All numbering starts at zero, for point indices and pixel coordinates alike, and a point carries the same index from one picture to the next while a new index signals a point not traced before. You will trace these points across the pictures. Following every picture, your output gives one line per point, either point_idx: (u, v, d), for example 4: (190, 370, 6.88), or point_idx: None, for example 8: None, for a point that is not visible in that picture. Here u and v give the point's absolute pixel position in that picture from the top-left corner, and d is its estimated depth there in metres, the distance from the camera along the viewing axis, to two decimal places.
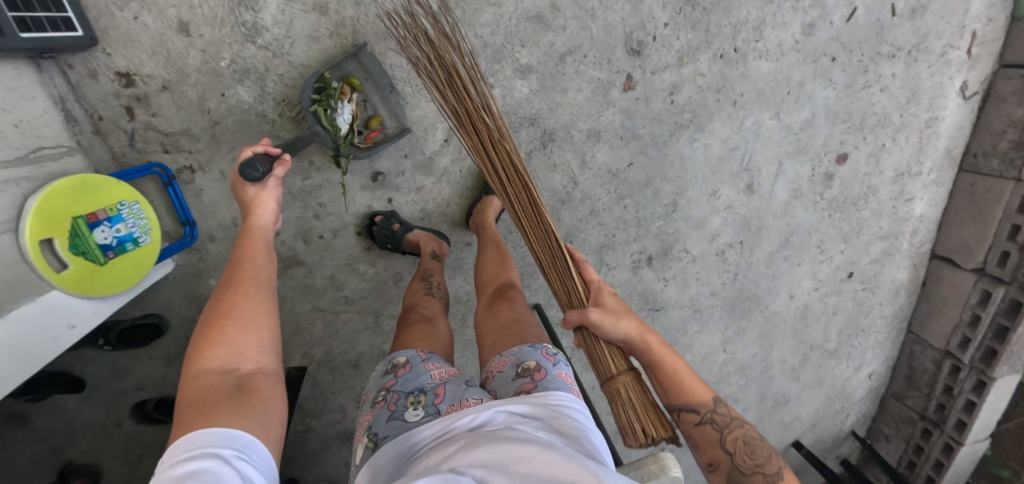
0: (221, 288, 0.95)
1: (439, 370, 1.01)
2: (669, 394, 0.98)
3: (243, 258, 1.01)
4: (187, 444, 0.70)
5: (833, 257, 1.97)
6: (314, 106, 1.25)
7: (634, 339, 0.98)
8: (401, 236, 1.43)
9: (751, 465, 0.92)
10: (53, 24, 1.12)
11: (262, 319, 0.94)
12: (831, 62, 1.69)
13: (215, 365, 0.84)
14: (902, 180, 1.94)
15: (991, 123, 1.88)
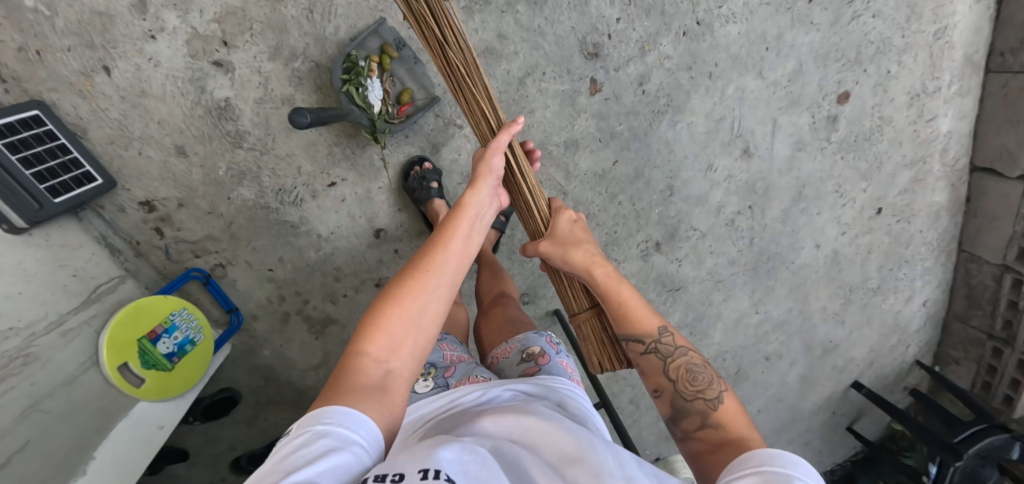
0: (410, 264, 0.79)
1: (452, 351, 1.08)
2: (618, 324, 1.00)
3: (447, 232, 0.83)
4: (319, 418, 0.61)
5: (855, 198, 1.91)
6: (346, 86, 1.29)
7: (585, 273, 1.02)
8: (432, 196, 1.45)
9: (693, 392, 0.91)
10: (77, 182, 1.31)
11: (435, 306, 0.77)
12: (808, 4, 1.57)
13: (373, 350, 0.71)
14: (918, 101, 1.82)
15: (1014, 15, 1.75)
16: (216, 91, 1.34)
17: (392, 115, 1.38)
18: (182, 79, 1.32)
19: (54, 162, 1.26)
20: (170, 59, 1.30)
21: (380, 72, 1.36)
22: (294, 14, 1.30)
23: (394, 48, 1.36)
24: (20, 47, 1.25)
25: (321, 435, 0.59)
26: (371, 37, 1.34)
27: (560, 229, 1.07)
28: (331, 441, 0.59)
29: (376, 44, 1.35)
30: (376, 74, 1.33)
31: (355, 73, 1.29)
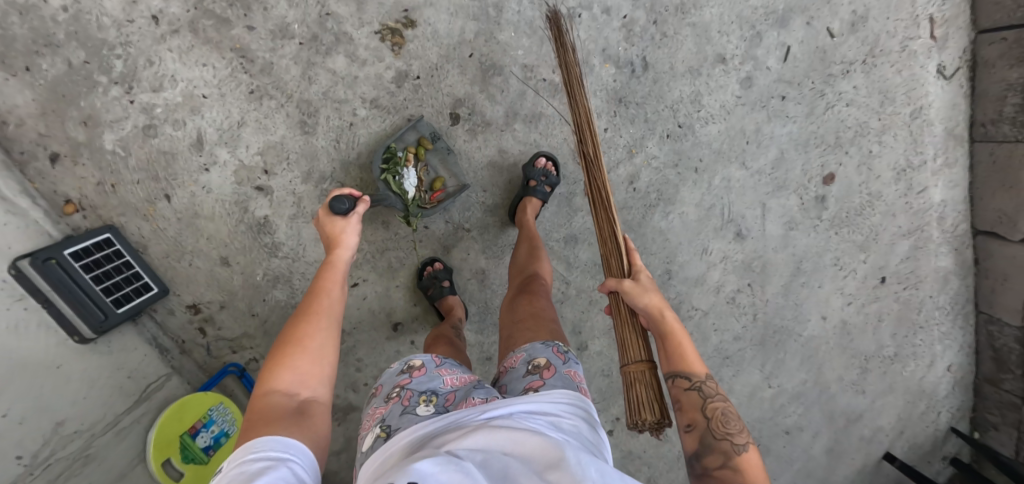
0: (301, 314, 1.11)
1: (452, 376, 1.08)
2: (667, 360, 1.05)
3: (320, 291, 1.17)
4: (252, 448, 0.86)
5: (856, 269, 1.96)
6: (384, 175, 1.42)
7: (652, 314, 1.08)
8: (445, 293, 1.56)
9: (723, 432, 0.96)
10: (137, 292, 1.50)
11: (327, 353, 1.09)
12: (782, 101, 1.70)
13: (283, 388, 0.99)
14: (906, 175, 1.90)
15: (988, 89, 1.86)
16: (257, 210, 1.53)
17: (424, 201, 1.51)
18: (229, 202, 1.52)
19: (119, 276, 1.48)
20: (219, 186, 1.51)
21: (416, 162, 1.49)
22: (324, 144, 1.50)
23: (429, 140, 1.49)
24: (99, 182, 1.50)
25: (259, 458, 0.83)
26: (409, 132, 1.47)
27: (644, 281, 1.13)
28: (267, 462, 0.83)
29: (413, 136, 1.49)
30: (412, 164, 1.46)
31: (393, 163, 1.42)
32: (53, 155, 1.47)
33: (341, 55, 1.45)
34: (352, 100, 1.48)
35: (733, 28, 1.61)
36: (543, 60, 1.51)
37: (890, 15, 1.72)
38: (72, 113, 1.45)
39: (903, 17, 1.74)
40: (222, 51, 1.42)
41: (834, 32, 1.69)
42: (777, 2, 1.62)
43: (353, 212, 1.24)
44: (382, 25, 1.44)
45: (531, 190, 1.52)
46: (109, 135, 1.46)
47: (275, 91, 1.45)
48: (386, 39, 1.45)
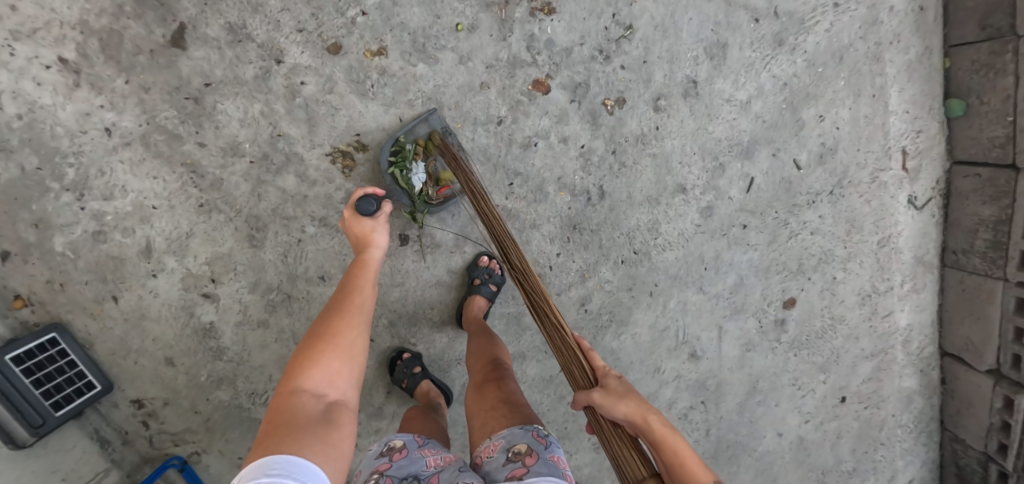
0: (331, 310, 1.08)
1: (433, 456, 1.11)
2: (672, 477, 0.91)
3: (353, 289, 1.13)
4: (266, 468, 0.79)
5: (815, 388, 1.93)
6: (391, 168, 1.38)
7: (634, 423, 0.95)
8: (418, 380, 1.50)
9: None
10: (79, 391, 1.51)
11: (358, 354, 1.06)
12: (743, 229, 1.68)
13: (311, 388, 0.96)
14: (870, 300, 1.87)
15: (960, 219, 1.79)
16: (202, 316, 1.53)
17: (432, 196, 1.44)
18: (175, 306, 1.52)
19: (61, 377, 1.48)
20: (166, 291, 1.51)
21: (427, 157, 1.43)
22: (271, 258, 1.50)
23: (440, 134, 1.41)
24: (49, 280, 1.50)
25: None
26: (420, 125, 1.41)
27: (613, 385, 1.02)
28: None
29: (425, 130, 1.42)
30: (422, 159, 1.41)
31: (400, 158, 1.38)
32: (3, 252, 1.48)
33: (291, 175, 1.44)
34: (301, 218, 1.47)
35: (695, 159, 1.58)
36: (496, 186, 1.50)
37: (859, 147, 1.68)
38: (24, 215, 1.45)
39: (874, 149, 1.69)
40: (173, 165, 1.42)
41: (800, 163, 1.66)
42: (741, 135, 1.59)
43: (381, 212, 1.23)
44: (334, 148, 1.44)
45: (476, 288, 1.52)
46: (59, 238, 1.47)
47: (223, 206, 1.45)
48: (336, 161, 1.44)
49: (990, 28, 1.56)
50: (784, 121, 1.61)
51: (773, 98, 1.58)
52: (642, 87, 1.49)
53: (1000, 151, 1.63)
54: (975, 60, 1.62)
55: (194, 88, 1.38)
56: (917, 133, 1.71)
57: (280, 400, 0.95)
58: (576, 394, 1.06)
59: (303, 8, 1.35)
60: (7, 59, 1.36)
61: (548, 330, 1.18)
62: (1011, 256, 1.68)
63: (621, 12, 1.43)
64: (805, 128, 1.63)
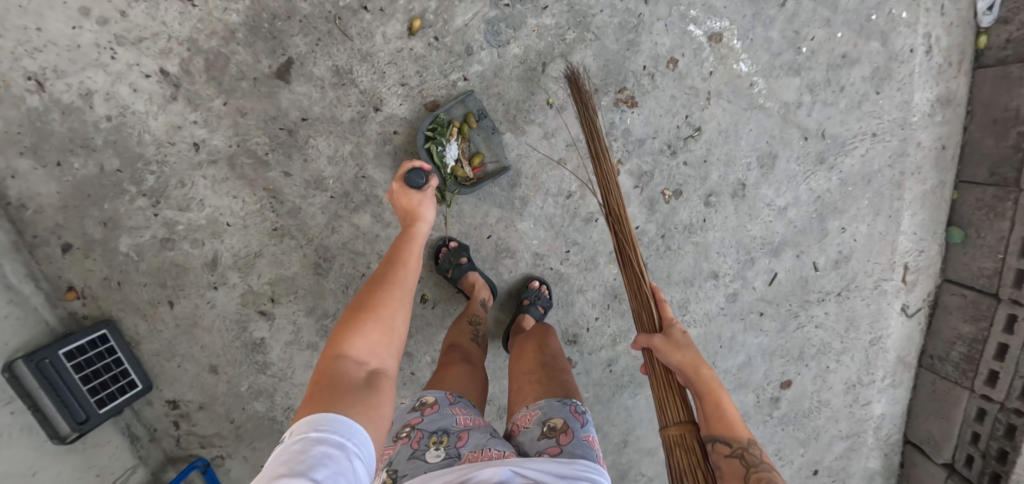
0: (377, 279, 1.06)
1: (463, 416, 1.11)
2: (707, 423, 1.01)
3: (400, 258, 1.11)
4: (315, 423, 0.79)
5: (793, 460, 2.13)
6: (427, 143, 1.39)
7: (685, 371, 1.05)
8: (465, 271, 1.53)
9: None
10: (121, 389, 1.54)
11: (400, 323, 1.03)
12: (759, 316, 1.85)
13: (354, 354, 0.93)
14: (855, 389, 2.06)
15: (941, 329, 2.00)
16: (254, 332, 1.59)
17: (466, 177, 1.47)
18: (229, 319, 1.57)
19: (107, 374, 1.51)
20: (223, 304, 1.56)
21: (460, 137, 1.44)
22: (333, 287, 1.56)
23: (476, 117, 1.45)
24: (106, 277, 1.53)
25: (319, 441, 0.76)
26: (457, 105, 1.43)
27: (676, 335, 1.11)
28: (327, 448, 0.75)
29: (461, 111, 1.44)
30: (457, 138, 1.42)
31: (439, 133, 1.39)
32: (64, 245, 1.50)
33: (367, 213, 1.51)
34: (368, 254, 1.55)
35: (731, 251, 1.74)
36: (553, 251, 1.62)
37: (870, 258, 1.88)
38: (94, 212, 1.48)
39: (882, 261, 1.89)
40: (255, 189, 1.47)
41: (818, 265, 1.84)
42: (775, 235, 1.75)
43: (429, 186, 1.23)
44: None
45: (527, 307, 1.57)
46: (125, 239, 1.50)
47: (296, 233, 1.51)
48: None
49: (997, 175, 1.77)
50: (812, 228, 1.78)
51: (807, 207, 1.75)
52: (698, 183, 1.64)
53: (986, 280, 1.86)
54: (980, 200, 1.83)
55: (290, 121, 1.43)
56: (920, 252, 1.91)
57: (325, 362, 0.92)
58: (639, 334, 1.15)
59: (410, 66, 1.42)
60: (107, 62, 1.38)
61: (625, 281, 1.25)
62: (980, 372, 1.90)
63: (694, 114, 1.57)
64: (828, 236, 1.81)
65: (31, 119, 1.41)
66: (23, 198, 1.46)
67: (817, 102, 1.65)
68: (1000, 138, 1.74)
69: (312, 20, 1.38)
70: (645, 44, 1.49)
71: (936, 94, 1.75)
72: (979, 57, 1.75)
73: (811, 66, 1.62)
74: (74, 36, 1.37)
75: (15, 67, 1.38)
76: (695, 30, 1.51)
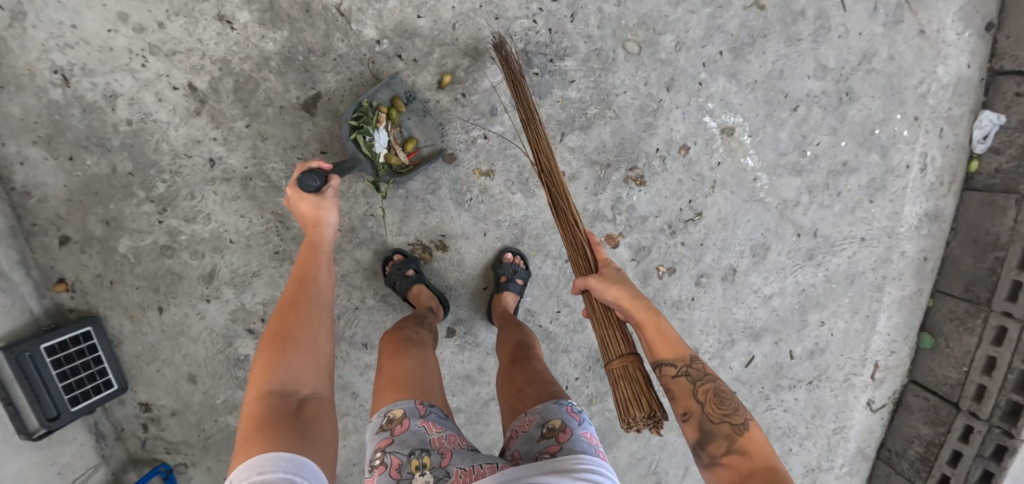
0: (283, 307, 1.08)
1: (439, 432, 0.98)
2: (651, 350, 1.03)
3: (302, 280, 1.15)
4: (256, 467, 0.79)
5: None
6: (353, 133, 1.31)
7: (622, 305, 1.07)
8: (411, 284, 1.47)
9: (719, 415, 0.95)
10: (96, 388, 1.52)
11: (321, 347, 1.07)
12: (731, 394, 1.91)
13: (280, 386, 0.95)
14: (812, 473, 2.08)
15: (901, 426, 2.06)
16: (239, 348, 1.60)
17: (400, 164, 1.41)
18: (217, 332, 1.58)
19: (84, 372, 1.50)
20: (213, 317, 1.57)
21: (389, 123, 1.37)
22: None
23: (404, 101, 1.39)
24: (99, 274, 1.52)
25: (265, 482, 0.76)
26: (381, 90, 1.36)
27: (610, 274, 1.14)
28: None
29: (386, 95, 1.38)
30: (384, 124, 1.35)
31: (364, 121, 1.31)
32: (62, 237, 1.50)
33: (370, 249, 1.54)
34: (365, 289, 1.57)
35: (713, 331, 1.80)
36: (545, 309, 1.67)
37: (844, 352, 1.94)
38: (98, 210, 1.48)
39: (854, 356, 1.95)
40: (264, 211, 1.49)
41: (794, 353, 1.90)
42: (756, 321, 1.82)
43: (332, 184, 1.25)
44: (417, 241, 1.55)
45: (504, 285, 1.51)
46: (125, 240, 1.50)
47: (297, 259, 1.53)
48: (415, 251, 1.56)
49: (971, 292, 1.87)
50: (793, 318, 1.85)
51: (791, 298, 1.82)
52: (692, 263, 1.70)
53: (948, 388, 1.94)
54: (953, 312, 1.92)
55: (309, 151, 1.46)
56: (891, 352, 1.98)
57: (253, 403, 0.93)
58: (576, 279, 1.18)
59: (434, 117, 1.46)
60: (136, 68, 1.39)
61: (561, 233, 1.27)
62: (932, 474, 1.97)
63: (697, 200, 1.64)
64: (807, 328, 1.88)
65: (51, 111, 1.42)
66: (29, 185, 1.45)
67: (813, 203, 1.74)
68: (979, 258, 1.84)
69: (346, 59, 1.41)
70: (661, 128, 1.55)
71: (925, 209, 1.84)
72: (969, 179, 1.84)
73: (812, 169, 1.70)
74: (108, 38, 1.38)
75: (43, 58, 1.38)
76: (710, 122, 1.58)
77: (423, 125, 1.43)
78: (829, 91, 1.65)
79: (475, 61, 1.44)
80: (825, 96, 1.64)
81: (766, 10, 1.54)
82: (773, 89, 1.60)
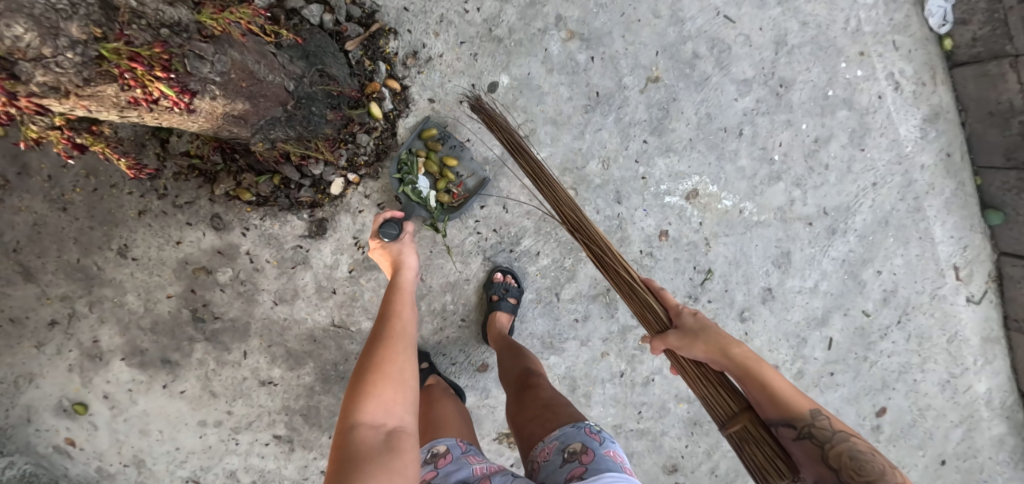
0: (375, 336, 0.99)
1: (480, 463, 1.05)
2: (769, 407, 0.93)
3: (394, 311, 1.06)
4: None
5: (916, 463, 2.10)
6: (401, 187, 1.47)
7: (716, 359, 1.00)
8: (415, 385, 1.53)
9: (859, 481, 0.84)
10: None
11: (411, 380, 0.94)
12: (831, 376, 1.94)
13: (370, 419, 0.84)
14: (951, 382, 2.05)
15: (1016, 297, 1.95)
16: None
17: (450, 200, 1.53)
18: None
19: None
20: None
21: (429, 166, 1.51)
22: None
23: (438, 139, 1.50)
24: None
25: None
26: (415, 138, 1.49)
27: (688, 322, 1.07)
28: None
29: (421, 140, 1.50)
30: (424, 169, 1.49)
31: (407, 173, 1.47)
32: None
33: None
34: None
35: (782, 341, 1.86)
36: (628, 417, 1.80)
37: (916, 279, 1.91)
38: None
39: (929, 273, 1.91)
40: None
41: (867, 310, 1.90)
42: (816, 310, 1.85)
43: (404, 235, 1.28)
44: (498, 432, 1.75)
45: (495, 304, 1.55)
46: None
47: None
48: (503, 440, 1.76)
49: (1015, 159, 1.76)
50: (849, 287, 1.86)
51: (836, 274, 1.84)
52: (728, 308, 1.78)
53: None
54: (1006, 181, 1.81)
55: None
56: (964, 247, 1.92)
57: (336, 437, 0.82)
58: (654, 341, 1.09)
59: (454, 349, 1.67)
60: (234, 446, 1.70)
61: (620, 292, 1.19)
62: None
63: (700, 261, 1.72)
64: (867, 285, 1.88)
65: None
66: None
67: (807, 191, 1.74)
68: (1004, 128, 1.74)
69: None
70: (633, 234, 1.66)
71: (921, 117, 1.78)
72: (951, 58, 1.75)
73: (788, 167, 1.71)
74: (203, 440, 1.68)
75: (173, 479, 1.71)
76: (670, 199, 1.66)
77: (462, 157, 1.53)
78: (763, 97, 1.65)
79: (454, 291, 1.62)
80: (761, 103, 1.65)
81: (662, 78, 1.58)
82: (710, 133, 1.64)
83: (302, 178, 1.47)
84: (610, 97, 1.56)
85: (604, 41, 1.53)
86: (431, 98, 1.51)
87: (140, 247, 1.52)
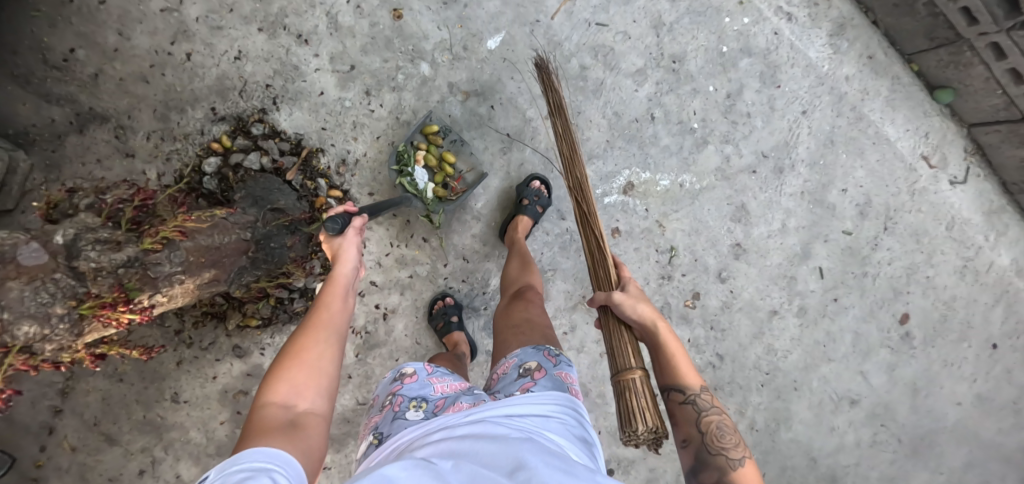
0: (302, 326, 1.03)
1: (445, 383, 1.07)
2: (661, 373, 1.03)
3: (326, 299, 1.08)
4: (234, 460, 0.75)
5: (966, 356, 2.01)
6: (399, 178, 1.62)
7: (646, 319, 1.06)
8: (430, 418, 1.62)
9: (717, 447, 0.95)
10: None
11: (332, 365, 0.99)
12: (836, 302, 1.94)
13: (280, 399, 0.91)
14: (971, 267, 1.96)
15: (1004, 162, 1.87)
16: None
17: (448, 192, 1.67)
18: None
19: None
20: None
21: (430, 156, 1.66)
22: None
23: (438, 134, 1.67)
24: None
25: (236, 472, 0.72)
26: (417, 132, 1.65)
27: (632, 291, 1.13)
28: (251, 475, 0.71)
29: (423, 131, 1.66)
30: (422, 158, 1.64)
31: (406, 161, 1.62)
32: None
33: None
34: None
35: (771, 286, 1.90)
36: None
37: (886, 182, 1.89)
38: None
39: (898, 171, 1.89)
40: None
41: (846, 227, 1.91)
42: (792, 246, 1.89)
43: (347, 229, 1.17)
44: None
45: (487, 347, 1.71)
46: None
47: None
48: None
49: (938, 38, 1.73)
50: (818, 213, 1.88)
51: (799, 207, 1.87)
52: (704, 273, 1.86)
53: (1007, 112, 1.76)
54: (939, 61, 1.78)
55: None
56: (925, 135, 1.88)
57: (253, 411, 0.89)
58: (596, 295, 1.14)
59: None
60: None
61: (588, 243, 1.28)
62: None
63: (659, 242, 1.82)
64: (836, 206, 1.89)
65: None
66: None
67: (738, 143, 1.81)
68: (912, 14, 1.72)
69: None
70: None
71: (826, 35, 1.80)
72: None
73: (710, 129, 1.79)
74: None
75: None
76: (609, 199, 1.78)
77: (462, 152, 1.70)
78: (661, 78, 1.76)
79: None
80: (662, 85, 1.76)
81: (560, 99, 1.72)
82: (624, 129, 1.76)
83: (292, 293, 1.76)
84: (521, 133, 1.74)
85: (497, 88, 1.73)
86: (370, 192, 1.72)
87: (188, 390, 1.81)
